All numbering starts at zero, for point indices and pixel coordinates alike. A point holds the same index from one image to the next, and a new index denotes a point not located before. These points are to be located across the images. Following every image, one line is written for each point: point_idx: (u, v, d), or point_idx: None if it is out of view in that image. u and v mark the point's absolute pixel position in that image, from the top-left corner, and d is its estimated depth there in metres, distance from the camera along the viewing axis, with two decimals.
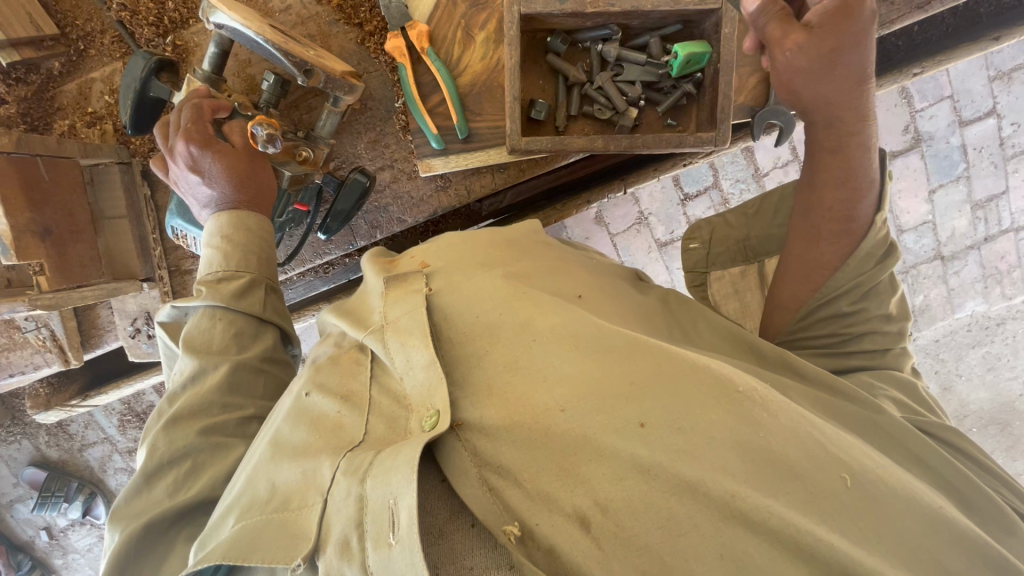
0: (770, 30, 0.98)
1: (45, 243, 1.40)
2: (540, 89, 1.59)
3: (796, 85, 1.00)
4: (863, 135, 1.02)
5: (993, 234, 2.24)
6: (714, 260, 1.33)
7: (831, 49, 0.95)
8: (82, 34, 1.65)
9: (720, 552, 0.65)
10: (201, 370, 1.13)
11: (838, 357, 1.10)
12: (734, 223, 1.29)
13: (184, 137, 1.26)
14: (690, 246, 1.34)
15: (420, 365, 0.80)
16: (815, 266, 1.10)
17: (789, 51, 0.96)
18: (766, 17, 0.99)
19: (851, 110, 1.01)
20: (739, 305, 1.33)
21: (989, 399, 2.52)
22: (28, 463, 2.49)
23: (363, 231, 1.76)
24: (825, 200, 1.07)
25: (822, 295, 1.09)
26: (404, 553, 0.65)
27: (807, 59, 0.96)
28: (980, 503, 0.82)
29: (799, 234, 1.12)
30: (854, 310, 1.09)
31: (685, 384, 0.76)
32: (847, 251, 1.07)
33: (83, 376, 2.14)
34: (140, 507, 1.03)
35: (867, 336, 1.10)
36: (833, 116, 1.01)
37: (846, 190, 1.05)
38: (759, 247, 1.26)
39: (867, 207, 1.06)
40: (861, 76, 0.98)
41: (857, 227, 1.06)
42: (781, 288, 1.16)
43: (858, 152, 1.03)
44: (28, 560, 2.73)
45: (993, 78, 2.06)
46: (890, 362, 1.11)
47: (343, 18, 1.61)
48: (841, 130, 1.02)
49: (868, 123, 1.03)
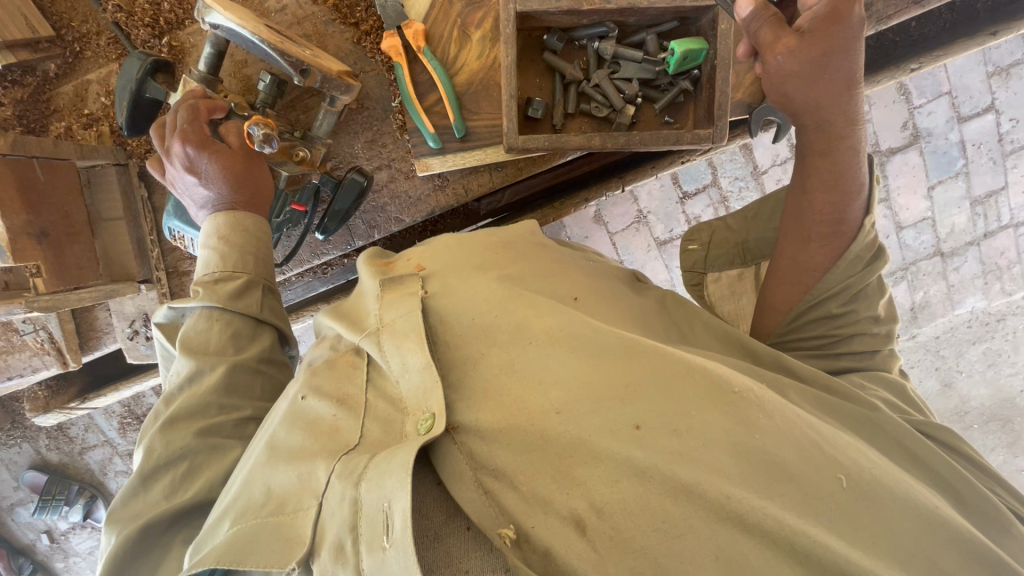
0: (762, 34, 0.99)
1: (42, 245, 1.40)
2: (536, 88, 1.59)
3: (786, 88, 1.00)
4: (853, 139, 1.03)
5: (992, 230, 2.23)
6: (712, 263, 1.31)
7: (821, 53, 0.95)
8: (78, 36, 1.64)
9: (715, 554, 0.64)
10: (198, 372, 1.13)
11: (827, 359, 1.09)
12: (735, 227, 1.29)
13: (180, 137, 1.26)
14: (689, 247, 1.33)
15: (416, 368, 0.80)
16: (806, 267, 1.10)
17: (780, 54, 0.97)
18: (759, 22, 0.99)
19: (841, 114, 1.01)
20: (733, 307, 1.30)
21: (990, 395, 2.52)
22: (28, 466, 2.50)
23: (361, 230, 1.75)
24: (816, 202, 1.07)
25: (812, 297, 1.09)
26: (398, 557, 0.65)
27: (798, 63, 0.96)
28: (977, 503, 0.81)
29: (790, 235, 1.12)
30: (843, 312, 1.08)
31: (679, 386, 0.76)
32: (837, 253, 1.08)
33: (82, 379, 2.14)
34: (137, 509, 1.02)
35: (856, 338, 1.09)
36: (823, 119, 1.02)
37: (836, 193, 1.05)
38: (756, 249, 1.25)
39: (857, 209, 1.07)
40: (850, 79, 0.99)
41: (847, 229, 1.07)
42: (772, 288, 1.15)
43: (848, 156, 1.04)
44: (28, 563, 2.74)
45: (992, 74, 2.05)
46: (880, 363, 1.09)
47: (338, 18, 1.60)
48: (831, 133, 1.03)
49: (856, 127, 1.03)
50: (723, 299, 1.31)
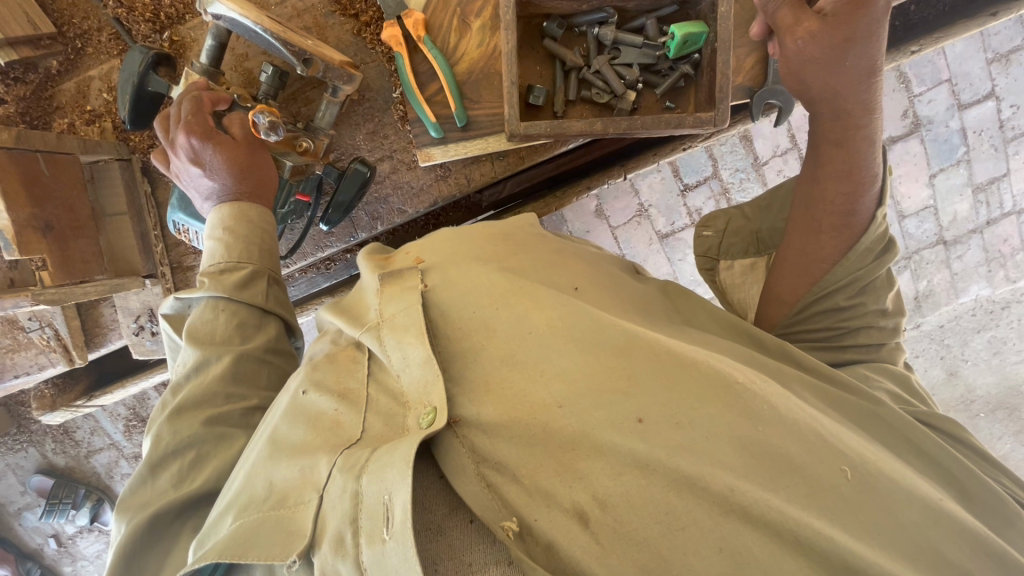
0: (782, 17, 1.01)
1: (46, 239, 1.40)
2: (537, 75, 1.57)
3: (805, 75, 1.01)
4: (869, 129, 1.02)
5: (995, 217, 2.21)
6: (727, 250, 1.30)
7: (843, 39, 0.96)
8: (79, 32, 1.63)
9: (718, 546, 0.64)
10: (203, 362, 1.13)
11: (833, 351, 1.08)
12: (750, 215, 1.28)
13: (184, 129, 1.25)
14: (704, 233, 1.31)
15: (417, 362, 0.80)
16: (814, 259, 1.09)
17: (800, 39, 0.98)
18: (778, 3, 1.02)
19: (859, 103, 1.01)
20: (743, 297, 1.28)
21: (996, 384, 2.51)
22: (35, 470, 2.53)
23: (363, 223, 1.75)
24: (826, 192, 1.06)
25: (818, 289, 1.08)
26: (398, 549, 0.66)
27: (819, 48, 0.97)
28: (981, 496, 0.81)
29: (798, 226, 1.11)
30: (851, 303, 1.07)
31: (683, 378, 0.76)
32: (847, 245, 1.07)
33: (87, 378, 2.16)
34: (146, 498, 1.03)
35: (863, 330, 1.08)
36: (840, 107, 1.02)
37: (848, 184, 1.04)
38: (769, 238, 1.25)
39: (868, 203, 1.05)
40: (871, 67, 0.99)
41: (857, 222, 1.06)
42: (778, 279, 1.14)
43: (863, 146, 1.03)
44: (37, 568, 2.78)
45: (991, 60, 2.03)
46: (885, 356, 1.09)
47: (338, 10, 1.59)
48: (848, 122, 1.02)
49: (873, 117, 1.02)
50: (728, 290, 1.30)
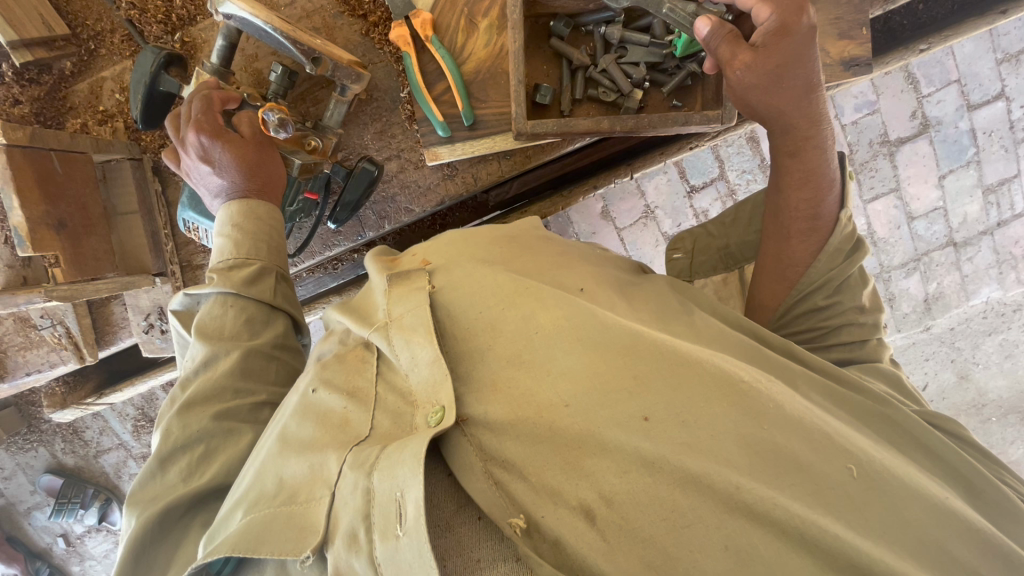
0: (720, 52, 1.01)
1: (60, 236, 1.42)
2: (544, 75, 1.58)
3: (750, 100, 1.00)
4: (820, 137, 1.02)
5: (1005, 219, 2.19)
6: (698, 270, 1.31)
7: (776, 65, 0.95)
8: (93, 33, 1.66)
9: (725, 544, 0.65)
10: (213, 356, 1.14)
11: (818, 351, 1.08)
12: (715, 233, 1.28)
13: (195, 127, 1.27)
14: (674, 256, 1.32)
15: (425, 363, 0.80)
16: (789, 263, 1.09)
17: (738, 71, 0.98)
18: (717, 39, 1.01)
19: (803, 116, 1.00)
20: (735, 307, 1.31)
21: (1008, 387, 2.47)
22: (45, 470, 2.56)
23: (371, 222, 1.76)
24: (791, 201, 1.07)
25: (797, 291, 1.08)
26: (411, 545, 0.66)
27: (757, 76, 0.96)
28: (986, 494, 0.81)
29: (771, 233, 1.12)
30: (828, 303, 1.07)
31: (689, 378, 0.74)
32: (816, 248, 1.07)
33: (97, 376, 2.18)
34: (156, 491, 1.04)
35: (843, 328, 1.07)
36: (787, 124, 1.01)
37: (809, 190, 1.05)
38: (738, 253, 1.26)
39: (831, 205, 1.06)
40: (811, 84, 0.98)
41: (823, 225, 1.06)
42: (760, 284, 1.15)
43: (817, 155, 1.03)
44: (45, 567, 2.80)
45: (1001, 61, 2.03)
46: (870, 353, 1.07)
47: (346, 10, 1.61)
48: (797, 135, 1.02)
49: (822, 126, 1.02)
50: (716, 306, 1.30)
